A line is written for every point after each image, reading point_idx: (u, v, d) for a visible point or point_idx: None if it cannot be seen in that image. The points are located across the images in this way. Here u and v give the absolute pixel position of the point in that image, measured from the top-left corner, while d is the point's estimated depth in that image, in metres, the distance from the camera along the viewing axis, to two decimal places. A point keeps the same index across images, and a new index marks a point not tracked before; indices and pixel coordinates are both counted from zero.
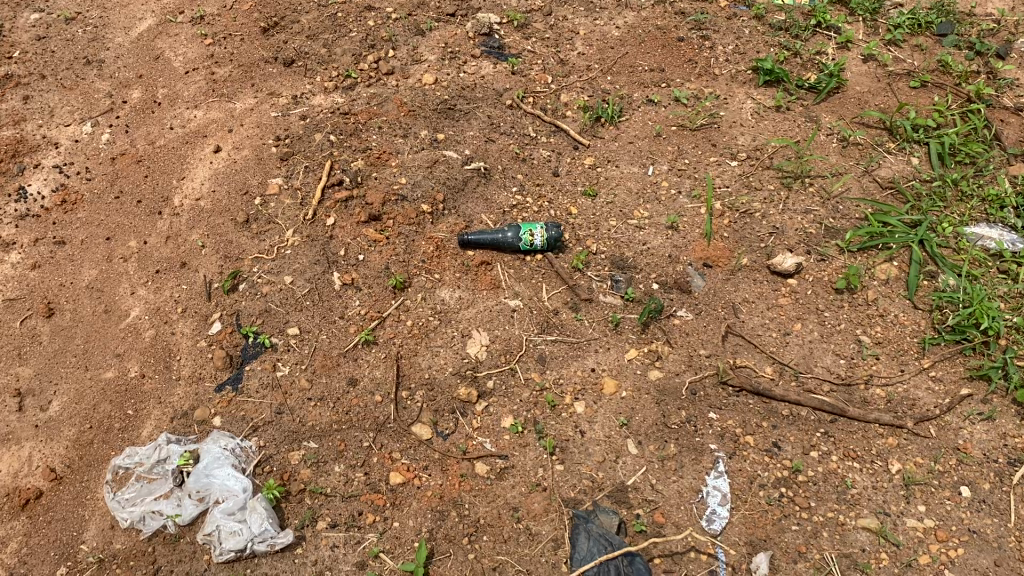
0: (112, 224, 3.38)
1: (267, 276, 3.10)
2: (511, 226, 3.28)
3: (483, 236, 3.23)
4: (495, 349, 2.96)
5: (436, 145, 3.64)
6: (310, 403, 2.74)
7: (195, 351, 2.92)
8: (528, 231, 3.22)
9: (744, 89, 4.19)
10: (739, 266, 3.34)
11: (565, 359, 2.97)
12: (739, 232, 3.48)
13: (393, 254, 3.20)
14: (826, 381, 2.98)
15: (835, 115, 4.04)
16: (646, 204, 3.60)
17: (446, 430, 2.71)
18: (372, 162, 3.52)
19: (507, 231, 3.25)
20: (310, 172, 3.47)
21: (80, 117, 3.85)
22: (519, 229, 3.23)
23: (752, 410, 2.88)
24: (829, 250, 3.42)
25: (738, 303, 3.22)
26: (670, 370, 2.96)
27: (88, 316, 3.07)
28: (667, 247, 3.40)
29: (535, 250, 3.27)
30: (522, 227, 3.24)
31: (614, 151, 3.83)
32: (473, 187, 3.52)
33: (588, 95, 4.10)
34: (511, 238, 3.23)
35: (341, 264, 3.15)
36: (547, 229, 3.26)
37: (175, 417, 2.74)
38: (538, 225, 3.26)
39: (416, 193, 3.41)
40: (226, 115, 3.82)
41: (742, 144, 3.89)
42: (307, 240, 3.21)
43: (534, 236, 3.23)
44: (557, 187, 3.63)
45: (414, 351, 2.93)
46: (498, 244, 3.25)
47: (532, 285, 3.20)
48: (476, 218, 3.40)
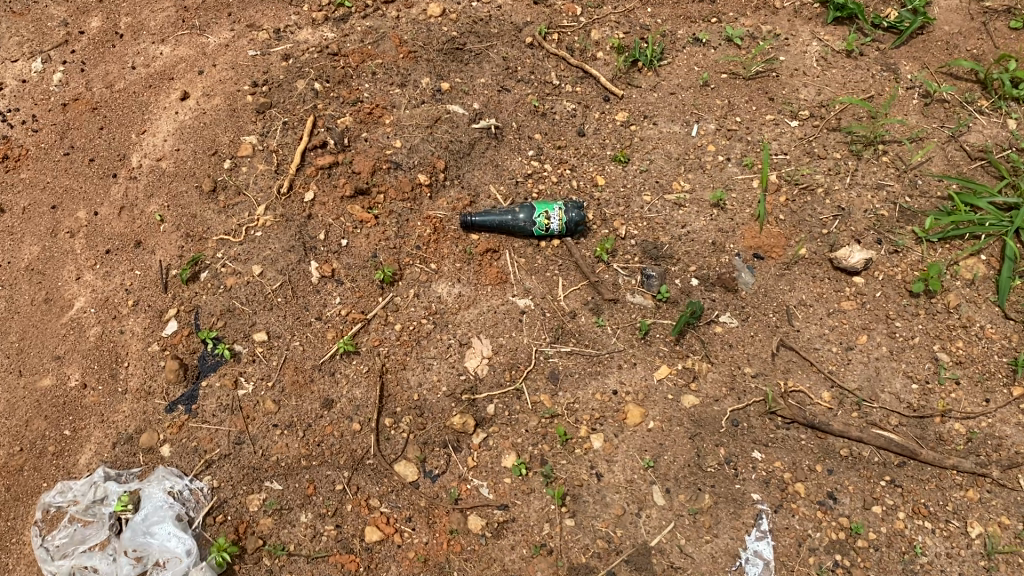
0: (60, 189, 2.90)
1: (233, 263, 2.62)
2: (523, 206, 2.78)
3: (489, 217, 2.74)
4: (498, 364, 2.50)
5: (439, 97, 3.06)
6: (275, 431, 2.30)
7: (146, 358, 2.48)
8: (542, 211, 2.72)
9: (809, 27, 3.53)
10: (796, 258, 2.80)
11: (581, 377, 2.49)
12: (797, 214, 2.92)
13: (383, 239, 2.70)
14: (895, 412, 2.48)
15: (917, 64, 3.39)
16: (687, 173, 3.03)
17: (435, 469, 2.28)
18: (362, 118, 2.97)
19: (519, 213, 2.74)
20: (290, 131, 2.95)
21: (30, 51, 3.32)
22: (532, 209, 2.73)
23: (804, 448, 2.40)
24: (904, 239, 2.86)
25: (793, 307, 2.70)
26: (708, 395, 2.48)
27: (27, 306, 2.63)
28: (710, 231, 2.86)
29: (552, 235, 2.76)
30: (536, 207, 2.73)
31: (652, 104, 3.23)
32: (482, 151, 2.98)
33: (623, 31, 3.46)
34: (522, 221, 2.73)
35: (319, 250, 2.65)
36: (566, 209, 2.75)
37: (118, 442, 2.32)
38: (556, 203, 2.76)
39: (413, 160, 2.87)
40: (197, 53, 3.26)
41: (805, 99, 3.27)
42: (281, 220, 2.69)
43: (550, 218, 2.72)
44: (581, 150, 3.07)
45: (403, 364, 2.48)
46: (506, 227, 2.75)
47: (546, 281, 2.71)
48: (483, 190, 2.89)
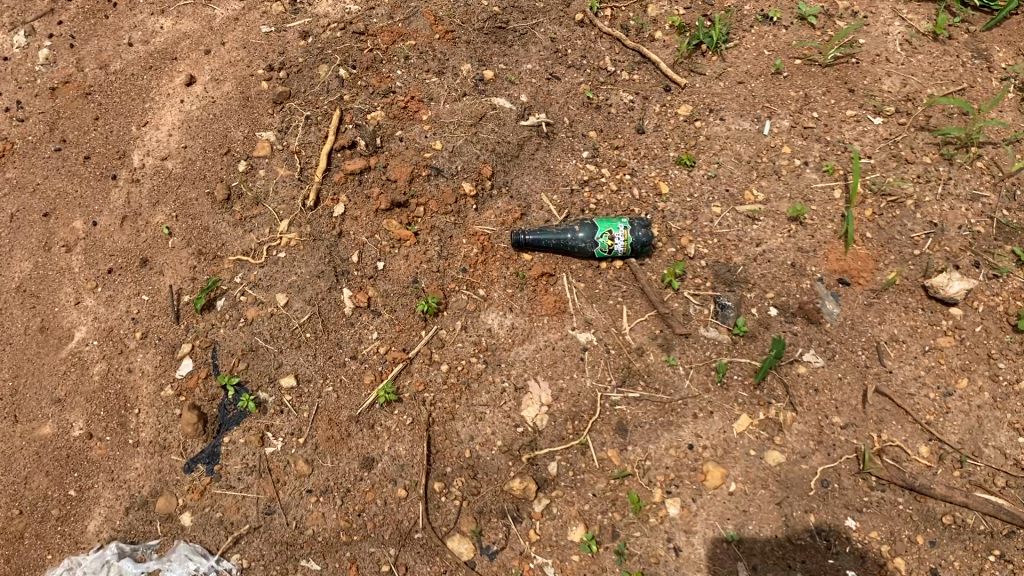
0: (52, 192, 2.55)
1: (254, 290, 2.29)
2: (582, 222, 2.45)
3: (544, 235, 2.41)
4: (559, 414, 2.21)
5: (482, 88, 2.70)
6: (310, 499, 2.02)
7: (158, 403, 2.17)
8: (607, 230, 2.39)
9: (890, 4, 3.15)
10: (886, 284, 2.50)
11: (653, 429, 2.21)
12: (885, 230, 2.60)
13: (424, 260, 2.37)
14: (1001, 471, 2.21)
15: (1012, 50, 3.02)
16: (760, 180, 2.70)
17: (493, 545, 2.03)
18: (396, 113, 2.60)
19: (578, 231, 2.41)
20: (313, 127, 2.58)
21: (12, 23, 2.93)
22: (595, 227, 2.40)
23: (903, 515, 2.14)
24: (1005, 261, 2.54)
25: (884, 343, 2.41)
26: (794, 450, 2.21)
27: (20, 335, 2.32)
28: (788, 251, 2.55)
29: (612, 256, 2.43)
30: (599, 224, 2.40)
31: (718, 95, 2.88)
32: (531, 152, 2.63)
33: (683, 6, 3.08)
34: (582, 240, 2.40)
35: (353, 275, 2.32)
36: (633, 228, 2.43)
37: (131, 508, 2.04)
38: (621, 220, 2.43)
39: (456, 165, 2.53)
40: (203, 28, 2.87)
41: (889, 91, 2.91)
42: (307, 238, 2.36)
43: (614, 238, 2.39)
44: (641, 151, 2.73)
45: (451, 413, 2.19)
46: (562, 245, 2.42)
47: (608, 310, 2.40)
48: (534, 200, 2.55)
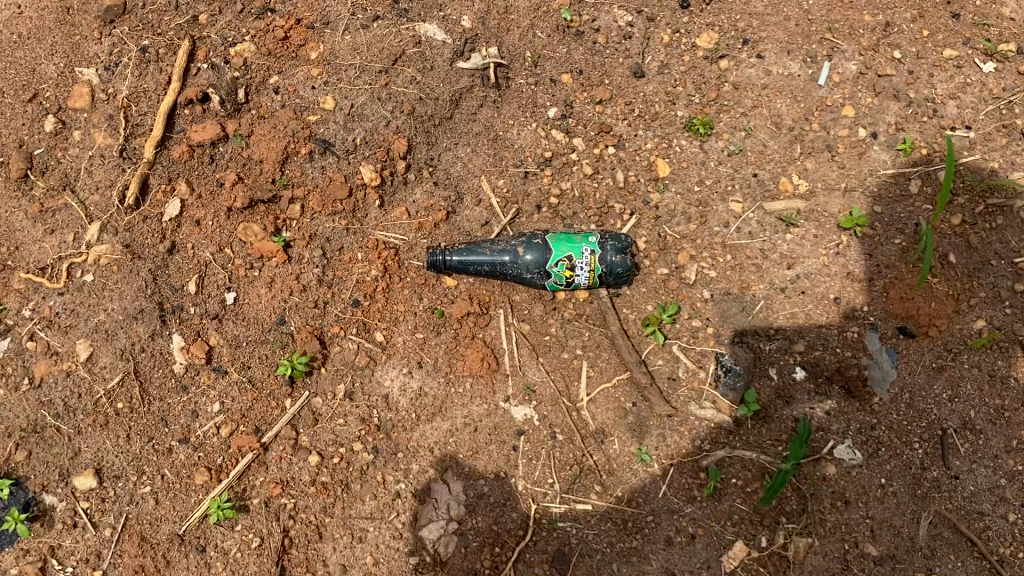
0: None
1: (46, 333, 1.59)
2: (533, 234, 1.66)
3: (471, 253, 1.63)
4: (472, 536, 1.57)
5: (400, 10, 1.81)
6: None
7: None
8: (564, 250, 1.61)
9: None
10: (970, 341, 1.71)
11: (606, 560, 1.57)
12: (979, 251, 1.75)
13: (295, 290, 1.64)
14: None
15: None
16: (805, 160, 1.84)
17: None
18: (272, 48, 1.76)
19: (529, 259, 1.62)
20: (149, 66, 1.75)
21: None
22: (547, 244, 1.62)
23: None
24: None
25: (953, 433, 1.67)
26: None
27: None
28: (834, 279, 1.77)
29: (570, 285, 1.65)
30: (553, 241, 1.61)
31: (762, 14, 1.93)
32: (473, 110, 1.82)
33: None
34: (533, 273, 1.63)
35: (189, 313, 1.61)
36: (606, 248, 1.64)
37: None
38: (590, 235, 1.64)
39: (353, 136, 1.72)
40: None
41: (1012, 17, 1.91)
42: (122, 255, 1.62)
43: (574, 263, 1.61)
44: (636, 108, 1.88)
45: (320, 533, 1.56)
46: (497, 267, 1.64)
47: (560, 369, 1.67)
48: (468, 189, 1.78)
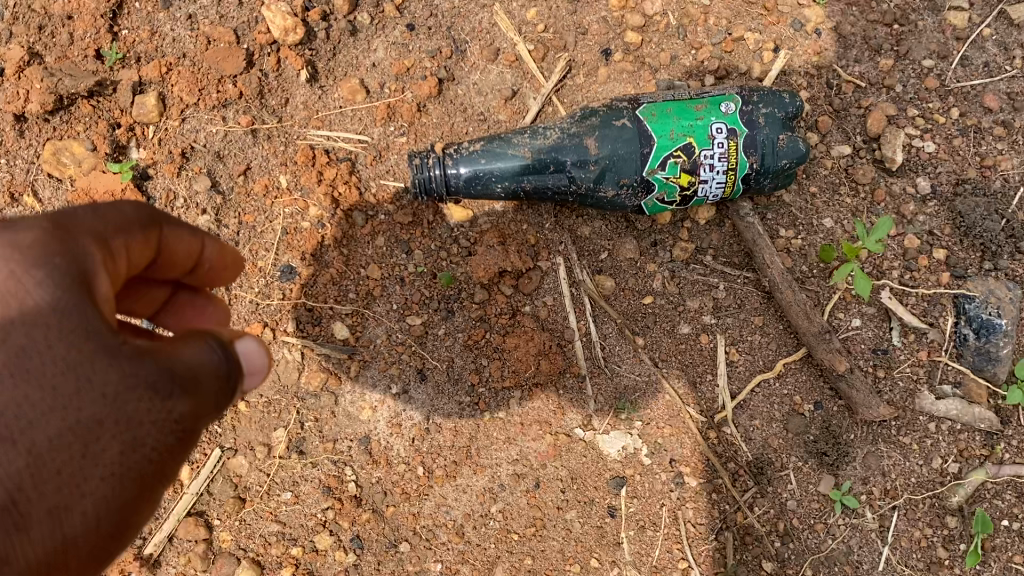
0: None
1: None
2: (610, 108, 0.85)
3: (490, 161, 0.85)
4: None
5: None
6: None
7: None
8: (677, 139, 0.82)
9: None
10: None
11: None
12: None
13: None
14: None
15: None
16: None
17: None
18: None
19: (599, 153, 0.83)
20: None
21: None
22: (639, 136, 0.82)
23: None
24: None
25: None
26: None
27: None
28: None
29: (690, 202, 0.87)
30: (652, 125, 0.83)
31: None
32: None
33: None
34: (602, 182, 0.84)
35: None
36: (758, 128, 0.84)
37: None
38: (726, 103, 0.84)
39: None
40: None
41: None
42: None
43: (697, 164, 0.83)
44: None
45: None
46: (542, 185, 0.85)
47: (679, 355, 0.92)
48: (469, 25, 0.94)
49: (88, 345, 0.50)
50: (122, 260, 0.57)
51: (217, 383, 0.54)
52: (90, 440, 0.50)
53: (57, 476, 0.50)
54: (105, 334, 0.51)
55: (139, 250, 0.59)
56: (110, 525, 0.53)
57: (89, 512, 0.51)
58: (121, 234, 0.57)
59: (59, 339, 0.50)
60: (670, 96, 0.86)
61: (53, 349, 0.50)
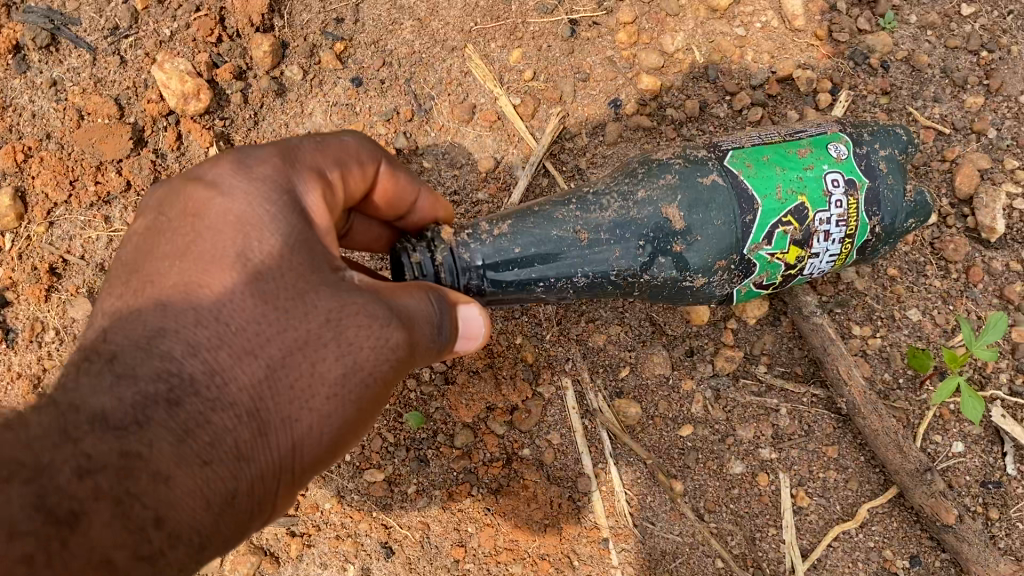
0: None
1: None
2: (687, 158, 0.59)
3: (519, 249, 0.56)
4: None
5: None
6: None
7: None
8: (786, 200, 0.58)
9: None
10: None
11: None
12: None
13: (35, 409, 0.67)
14: None
15: None
16: None
17: None
18: None
19: (681, 216, 0.56)
20: None
21: None
22: (735, 198, 0.57)
23: None
24: None
25: None
26: None
27: None
28: None
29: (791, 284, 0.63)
30: (751, 180, 0.58)
31: None
32: None
33: None
34: (689, 256, 0.57)
35: None
36: (881, 176, 0.60)
37: None
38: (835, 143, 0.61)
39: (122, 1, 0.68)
40: None
41: None
42: None
43: (810, 232, 0.59)
44: None
45: None
46: (597, 278, 0.57)
47: (730, 503, 0.69)
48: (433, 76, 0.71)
49: (313, 277, 0.44)
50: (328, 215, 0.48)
51: (430, 333, 0.47)
52: (316, 351, 0.42)
53: (287, 399, 0.42)
54: (325, 271, 0.45)
55: (355, 183, 0.50)
56: (338, 452, 0.45)
57: (317, 421, 0.42)
58: (340, 166, 0.49)
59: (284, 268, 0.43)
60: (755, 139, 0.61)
61: (279, 276, 0.43)
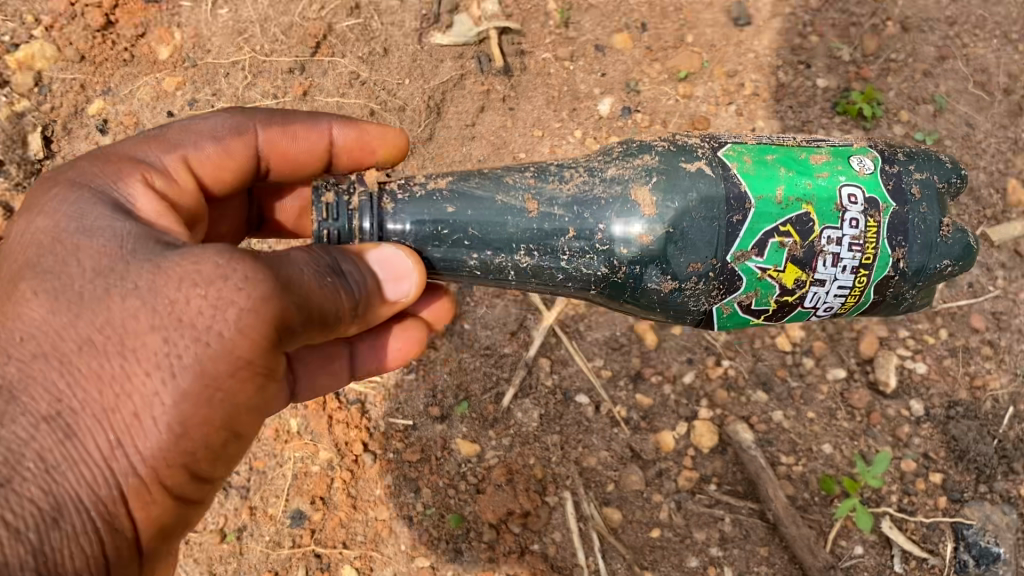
0: None
1: None
2: (672, 146, 0.68)
3: (458, 210, 0.66)
4: None
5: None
6: None
7: None
8: (787, 206, 0.65)
9: None
10: None
11: None
12: None
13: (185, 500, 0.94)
14: None
15: None
16: None
17: None
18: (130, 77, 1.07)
19: (668, 208, 0.65)
20: None
21: None
22: (722, 182, 0.65)
23: None
24: None
25: None
26: None
27: None
28: None
29: (784, 315, 0.70)
30: (749, 176, 0.66)
31: None
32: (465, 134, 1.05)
33: None
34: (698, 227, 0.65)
35: None
36: (913, 203, 0.68)
37: None
38: (854, 154, 0.69)
39: None
40: None
41: None
42: None
43: (813, 250, 0.66)
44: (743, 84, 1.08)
45: None
46: (538, 249, 0.67)
47: None
48: None
49: (121, 268, 0.56)
50: (169, 194, 0.66)
51: (293, 318, 0.57)
52: (113, 344, 0.54)
53: (98, 387, 0.54)
54: (133, 259, 0.57)
55: (210, 156, 0.71)
56: (182, 415, 0.55)
57: (149, 396, 0.54)
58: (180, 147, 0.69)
59: (84, 273, 0.56)
60: (762, 139, 0.71)
61: (88, 283, 0.56)
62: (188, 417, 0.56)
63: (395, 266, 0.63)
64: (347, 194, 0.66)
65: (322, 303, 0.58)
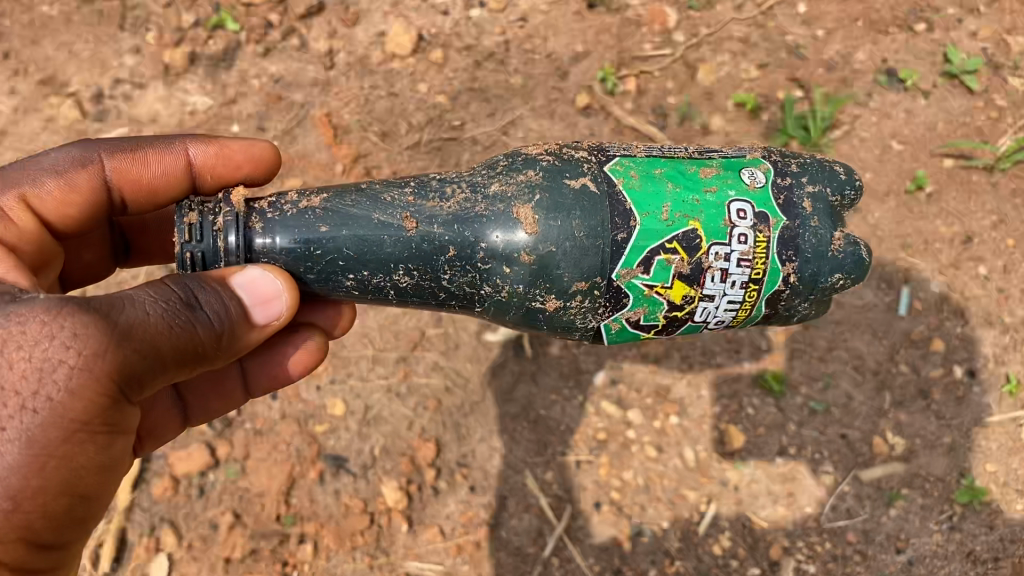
0: None
1: None
2: (558, 162, 0.99)
3: (329, 225, 0.97)
4: None
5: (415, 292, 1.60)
6: None
7: None
8: (675, 222, 0.96)
9: None
10: None
11: None
12: None
13: None
14: None
15: None
16: (897, 411, 1.53)
17: None
18: None
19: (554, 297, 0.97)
20: None
21: None
22: (610, 197, 0.96)
23: None
24: None
25: None
26: None
27: None
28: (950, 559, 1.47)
29: (677, 329, 1.02)
30: (639, 191, 0.97)
31: None
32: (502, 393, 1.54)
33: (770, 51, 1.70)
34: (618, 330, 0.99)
35: None
36: (796, 222, 1.00)
37: None
38: (743, 168, 1.03)
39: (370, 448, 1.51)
40: None
41: None
42: None
43: (697, 270, 0.97)
44: (695, 360, 1.56)
45: None
46: (419, 266, 0.98)
47: None
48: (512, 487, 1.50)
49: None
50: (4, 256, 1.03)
51: (127, 338, 0.84)
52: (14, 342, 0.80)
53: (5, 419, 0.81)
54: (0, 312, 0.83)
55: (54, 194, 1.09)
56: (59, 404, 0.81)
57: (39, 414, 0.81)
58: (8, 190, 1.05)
59: None
60: (652, 157, 1.03)
61: None
62: (27, 485, 0.82)
63: (260, 292, 0.92)
64: (209, 215, 0.95)
65: (172, 333, 0.86)
